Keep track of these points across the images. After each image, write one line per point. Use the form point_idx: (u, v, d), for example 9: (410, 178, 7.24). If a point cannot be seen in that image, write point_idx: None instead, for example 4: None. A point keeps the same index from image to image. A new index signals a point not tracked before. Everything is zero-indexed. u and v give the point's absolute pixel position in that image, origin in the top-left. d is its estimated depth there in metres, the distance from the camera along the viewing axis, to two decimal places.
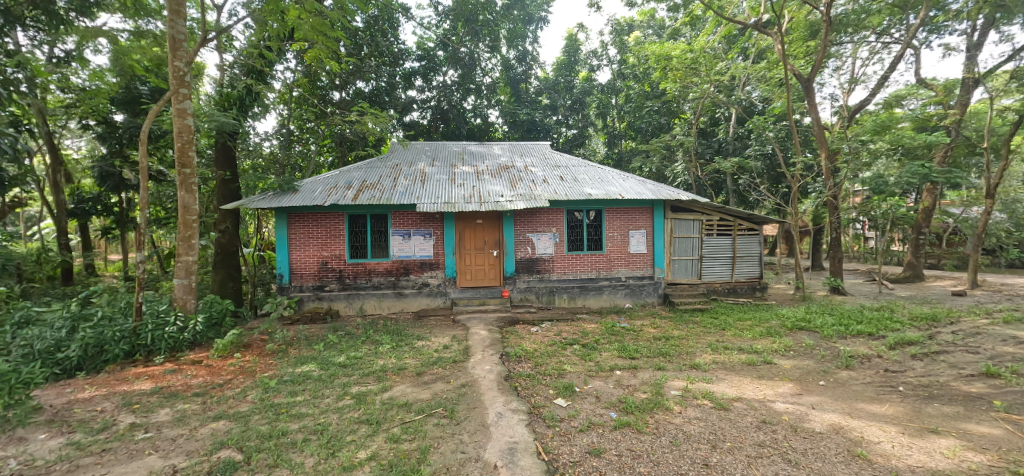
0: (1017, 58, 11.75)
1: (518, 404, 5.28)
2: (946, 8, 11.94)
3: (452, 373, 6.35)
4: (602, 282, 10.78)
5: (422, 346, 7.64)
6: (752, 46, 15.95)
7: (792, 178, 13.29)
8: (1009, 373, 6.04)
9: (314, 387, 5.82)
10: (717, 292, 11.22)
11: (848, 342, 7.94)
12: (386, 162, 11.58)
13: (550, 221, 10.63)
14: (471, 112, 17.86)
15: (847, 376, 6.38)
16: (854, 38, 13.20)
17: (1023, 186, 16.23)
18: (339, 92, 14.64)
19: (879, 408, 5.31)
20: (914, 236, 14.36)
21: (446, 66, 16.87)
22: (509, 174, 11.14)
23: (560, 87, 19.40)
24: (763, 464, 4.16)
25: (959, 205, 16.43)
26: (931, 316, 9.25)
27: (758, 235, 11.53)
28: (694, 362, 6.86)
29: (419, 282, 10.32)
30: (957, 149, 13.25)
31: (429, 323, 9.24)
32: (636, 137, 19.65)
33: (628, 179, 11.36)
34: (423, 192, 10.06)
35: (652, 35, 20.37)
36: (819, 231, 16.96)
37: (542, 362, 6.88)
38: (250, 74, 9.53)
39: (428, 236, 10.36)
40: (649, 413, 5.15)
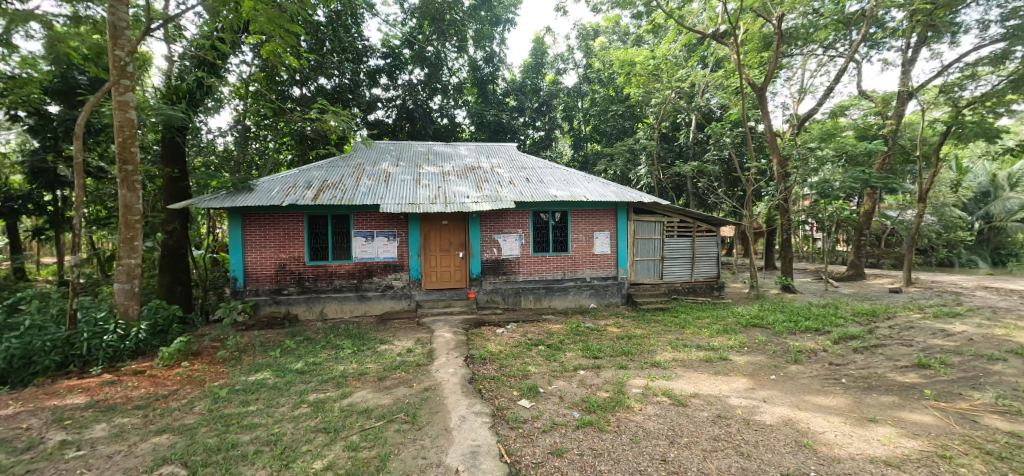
0: (945, 75, 12.79)
1: (482, 406, 5.26)
2: (884, 25, 12.82)
3: (416, 377, 6.26)
4: (567, 283, 10.91)
5: (385, 350, 7.49)
6: (711, 55, 16.59)
7: (747, 182, 13.90)
8: (938, 364, 6.56)
9: (269, 395, 5.59)
10: (677, 291, 11.61)
11: (797, 338, 8.39)
12: (348, 162, 11.29)
13: (516, 223, 10.67)
14: (438, 112, 17.70)
15: (796, 370, 6.73)
16: (803, 50, 14.00)
17: (950, 191, 17.71)
18: (299, 88, 14.22)
19: (823, 400, 5.64)
20: (857, 237, 15.35)
21: (411, 65, 16.64)
22: (475, 175, 11.10)
23: (527, 89, 19.51)
24: (718, 458, 4.32)
25: (896, 209, 17.69)
26: (872, 311, 9.91)
27: (716, 236, 12.00)
28: (655, 360, 7.06)
29: (383, 285, 10.12)
30: (894, 157, 14.29)
31: (393, 327, 9.08)
32: (602, 140, 20.07)
33: (592, 181, 11.55)
34: (387, 193, 9.86)
35: (616, 40, 20.90)
36: (772, 232, 17.85)
37: (507, 363, 6.90)
38: (202, 67, 9.06)
39: (393, 238, 10.17)
40: (610, 411, 5.26)
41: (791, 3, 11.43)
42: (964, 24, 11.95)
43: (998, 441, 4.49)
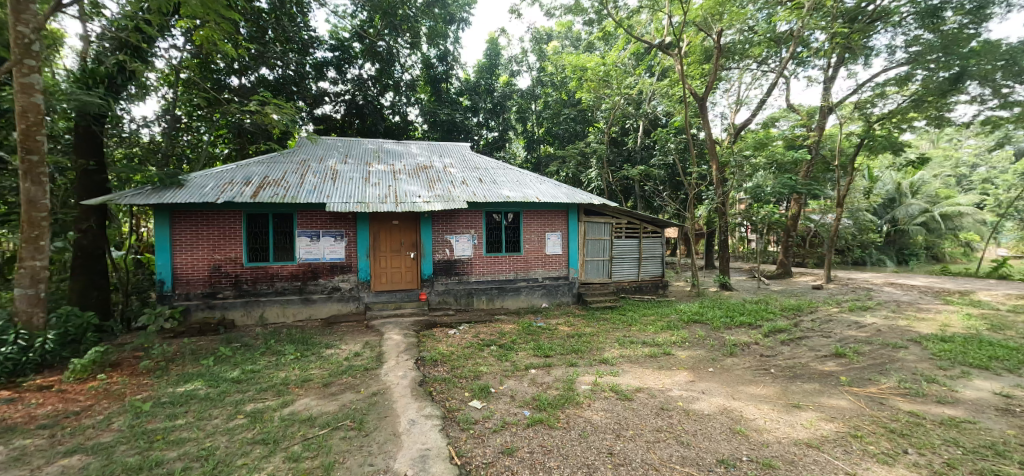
0: (859, 93, 14.19)
1: (433, 409, 5.20)
2: (809, 45, 13.97)
3: (363, 382, 6.08)
4: (519, 283, 11.00)
5: (331, 354, 7.21)
6: (657, 65, 17.36)
7: (689, 186, 14.64)
8: (851, 353, 7.26)
9: (200, 407, 5.21)
10: (624, 290, 12.05)
11: (732, 332, 8.98)
12: (292, 158, 10.75)
13: (468, 223, 10.62)
14: (389, 109, 17.29)
15: (731, 362, 7.19)
16: (740, 65, 15.04)
17: (862, 198, 19.92)
18: (237, 77, 13.38)
19: (756, 389, 6.07)
20: (785, 238, 16.66)
21: (362, 60, 16.13)
22: (427, 175, 10.92)
23: (481, 90, 19.37)
24: (660, 448, 4.53)
25: (818, 213, 19.41)
26: (798, 306, 10.80)
27: (661, 237, 12.56)
28: (604, 357, 7.29)
29: (329, 286, 9.72)
30: (816, 165, 15.68)
31: (340, 330, 8.76)
32: (554, 142, 20.46)
33: (544, 183, 11.73)
34: (334, 191, 9.49)
35: (568, 46, 21.39)
36: (711, 234, 18.97)
37: (458, 365, 6.85)
38: (124, 50, 8.28)
39: (340, 238, 9.80)
40: (561, 408, 5.37)
41: (729, 21, 12.16)
42: (875, 48, 13.29)
43: (900, 420, 5.03)
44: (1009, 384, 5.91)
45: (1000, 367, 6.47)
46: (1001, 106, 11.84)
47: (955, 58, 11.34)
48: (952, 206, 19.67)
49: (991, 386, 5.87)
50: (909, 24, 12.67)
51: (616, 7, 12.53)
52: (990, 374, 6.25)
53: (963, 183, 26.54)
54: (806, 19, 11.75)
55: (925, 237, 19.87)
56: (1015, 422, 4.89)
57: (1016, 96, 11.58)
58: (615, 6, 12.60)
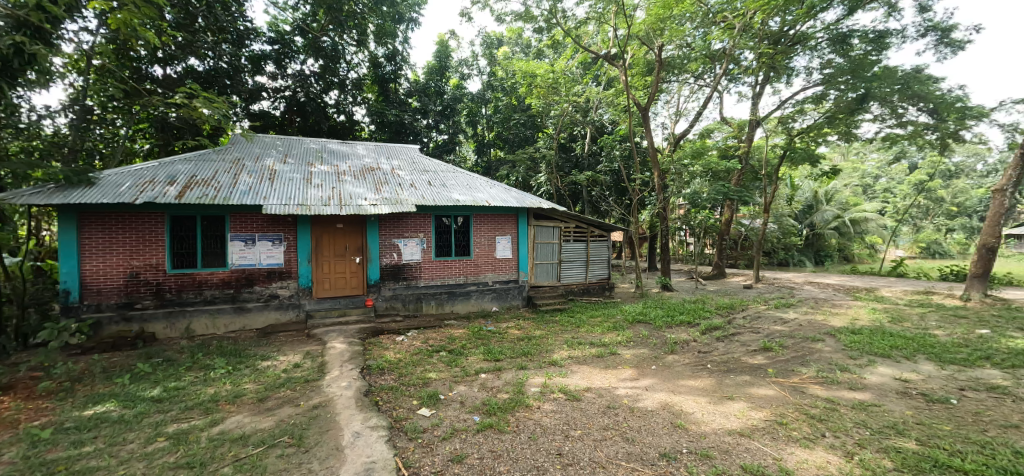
0: (782, 109, 15.54)
1: (379, 420, 5.04)
2: (740, 63, 15.04)
3: (303, 395, 5.76)
4: (469, 287, 10.93)
5: (267, 367, 6.78)
6: (603, 75, 17.99)
7: (634, 191, 15.25)
8: (777, 347, 7.87)
9: (112, 431, 4.70)
10: (573, 292, 12.34)
11: (673, 330, 9.45)
12: (224, 156, 10.04)
13: (417, 227, 10.41)
14: (333, 107, 16.70)
15: (672, 359, 7.56)
16: (678, 78, 16.28)
17: (784, 204, 21.92)
18: (162, 67, 12.35)
19: (694, 384, 6.42)
20: (719, 241, 17.79)
21: (304, 55, 15.38)
22: (373, 177, 10.59)
23: (430, 92, 19.00)
24: (606, 446, 4.65)
25: (749, 218, 20.93)
26: (731, 305, 11.57)
27: (607, 241, 12.99)
28: (553, 359, 7.40)
29: (265, 294, 9.14)
30: (746, 174, 16.96)
31: (278, 340, 8.25)
32: (504, 147, 20.62)
33: (494, 186, 11.75)
34: (272, 192, 8.95)
35: (519, 52, 21.68)
36: (654, 237, 19.89)
37: (406, 372, 6.68)
38: (22, 30, 7.32)
39: (278, 242, 9.25)
40: (510, 412, 5.37)
41: (669, 37, 12.88)
42: (796, 68, 14.59)
43: (818, 406, 5.51)
44: (906, 370, 6.67)
45: (899, 355, 7.28)
46: (898, 124, 13.38)
47: (861, 80, 12.67)
48: (859, 213, 21.99)
49: (892, 372, 6.59)
50: (823, 49, 14.04)
51: (565, 16, 12.81)
52: (891, 362, 7.01)
53: (868, 193, 29.73)
54: (737, 39, 12.66)
55: (838, 240, 21.99)
56: (911, 404, 5.50)
57: (909, 116, 13.14)
58: (564, 15, 12.90)
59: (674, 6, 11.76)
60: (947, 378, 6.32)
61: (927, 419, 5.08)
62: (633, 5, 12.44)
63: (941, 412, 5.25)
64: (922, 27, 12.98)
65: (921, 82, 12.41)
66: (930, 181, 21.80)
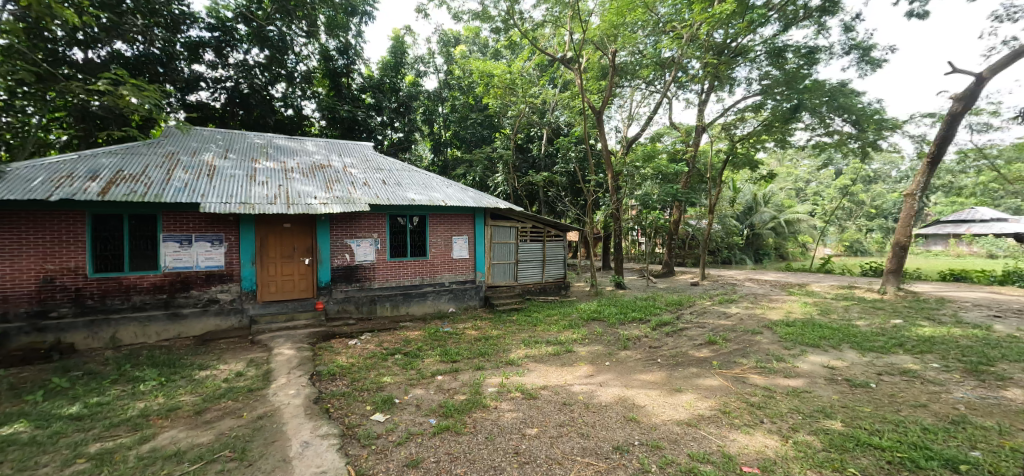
0: (724, 116, 16.48)
1: (329, 428, 4.86)
2: (687, 72, 15.75)
3: (246, 405, 5.44)
4: (425, 288, 10.75)
5: (206, 377, 6.35)
6: (559, 78, 18.28)
7: (589, 192, 15.60)
8: (721, 340, 8.33)
9: (20, 456, 4.22)
10: (529, 291, 12.45)
11: (626, 327, 9.77)
12: (155, 149, 9.30)
13: (371, 226, 10.12)
14: (280, 101, 15.99)
15: (625, 355, 7.81)
16: (631, 84, 16.87)
17: (727, 206, 23.26)
18: (83, 51, 11.27)
19: (646, 377, 6.67)
20: (669, 241, 18.60)
21: (248, 44, 14.52)
22: (323, 174, 10.17)
23: (385, 88, 18.49)
24: (562, 442, 4.73)
25: (695, 219, 22.02)
26: (679, 301, 12.12)
27: (563, 240, 13.21)
28: (510, 358, 7.43)
29: (203, 299, 8.56)
30: (693, 177, 17.83)
31: (217, 348, 7.74)
32: (461, 146, 20.49)
33: (451, 186, 11.62)
34: (210, 189, 8.37)
35: (476, 51, 21.63)
36: (608, 237, 20.48)
37: (359, 377, 6.47)
38: None
39: (218, 243, 8.67)
40: (467, 413, 5.34)
41: (622, 43, 13.27)
42: (737, 79, 15.51)
43: (757, 394, 5.88)
44: (833, 358, 7.26)
45: (827, 344, 7.92)
46: (826, 134, 14.54)
47: (794, 92, 13.63)
48: (793, 214, 23.71)
49: (821, 360, 7.16)
50: (761, 61, 15.00)
51: (522, 18, 12.89)
52: (820, 351, 7.62)
53: (801, 195, 32.12)
54: (685, 49, 13.25)
55: (775, 239, 23.62)
56: (838, 389, 6.00)
57: (835, 126, 14.30)
58: (521, 17, 12.97)
59: (627, 13, 12.09)
60: (867, 364, 6.95)
61: (850, 402, 5.55)
62: (588, 10, 12.68)
63: (862, 396, 5.76)
64: (846, 45, 14.16)
65: (845, 96, 13.47)
66: (853, 185, 23.85)
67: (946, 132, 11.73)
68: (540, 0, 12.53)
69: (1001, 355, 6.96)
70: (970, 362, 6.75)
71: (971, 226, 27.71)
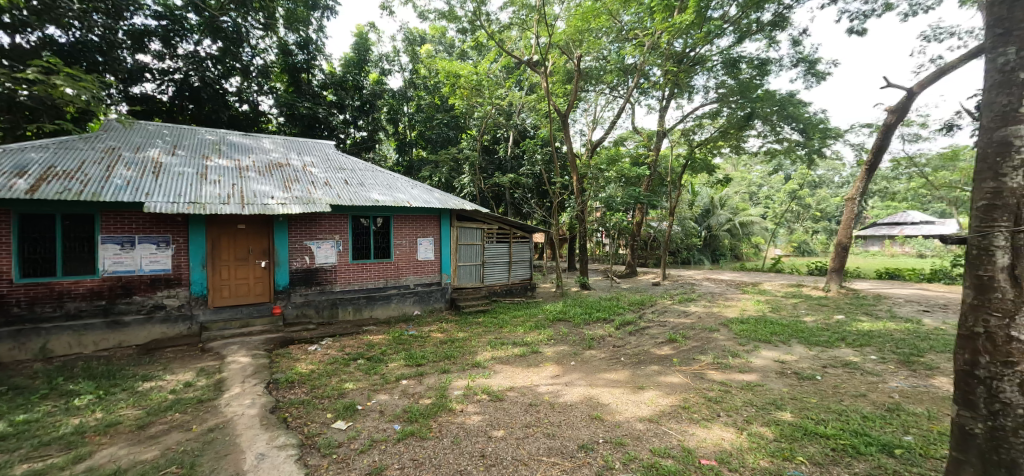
0: (684, 122, 17.11)
1: (287, 438, 4.67)
2: (649, 78, 16.24)
3: (195, 417, 5.14)
4: (389, 291, 10.52)
5: (151, 388, 5.96)
6: (526, 81, 18.42)
7: (555, 194, 15.78)
8: (681, 338, 8.63)
9: None
10: (496, 293, 12.44)
11: (590, 327, 9.94)
12: (93, 144, 8.65)
13: (332, 228, 9.81)
14: (235, 96, 15.30)
15: (590, 355, 7.94)
16: (596, 88, 17.23)
17: (686, 208, 24.13)
18: (10, 35, 10.31)
19: (611, 376, 6.80)
20: (632, 242, 19.09)
21: (199, 35, 13.81)
22: (281, 174, 9.77)
23: (348, 86, 17.99)
24: (528, 443, 4.74)
25: (657, 221, 22.72)
26: (642, 301, 12.46)
27: (529, 242, 13.29)
28: (476, 361, 7.40)
29: (148, 305, 8.02)
30: (655, 180, 18.40)
31: (163, 358, 7.27)
32: (427, 146, 20.27)
33: (416, 187, 11.45)
34: (156, 187, 7.87)
35: (442, 51, 21.46)
36: (573, 239, 20.81)
37: (320, 384, 6.25)
38: None
39: (165, 245, 8.16)
40: (432, 417, 5.27)
41: (586, 48, 13.51)
42: (695, 87, 16.16)
43: (714, 389, 6.13)
44: (783, 352, 7.68)
45: (777, 340, 8.37)
46: (776, 141, 15.35)
47: (748, 101, 14.33)
48: (747, 217, 24.89)
49: (772, 355, 7.55)
50: (717, 71, 15.69)
51: (489, 19, 12.90)
52: (771, 346, 8.03)
53: (754, 199, 33.80)
54: (646, 56, 13.65)
55: (731, 240, 24.70)
56: (788, 381, 6.34)
57: (785, 133, 15.12)
58: (488, 18, 12.96)
59: (591, 19, 12.29)
60: (814, 357, 7.37)
61: (799, 394, 5.88)
62: (554, 14, 12.85)
63: (809, 387, 6.12)
64: (794, 58, 15.02)
65: (793, 105, 14.23)
66: (801, 189, 25.32)
67: (882, 141, 12.66)
68: (507, 3, 12.62)
69: (929, 346, 7.57)
70: (903, 353, 7.30)
71: (903, 227, 30.01)
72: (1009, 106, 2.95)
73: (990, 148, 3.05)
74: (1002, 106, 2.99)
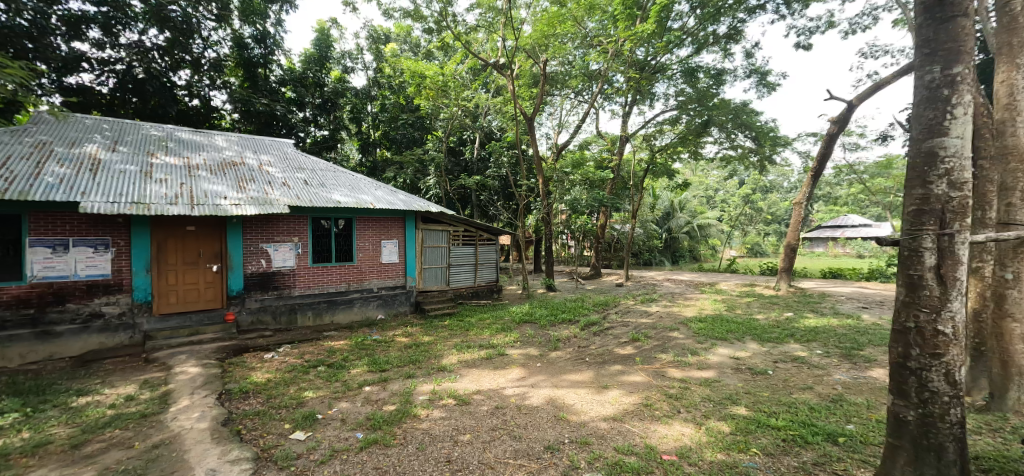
0: (646, 128, 17.63)
1: (241, 452, 4.45)
2: (613, 85, 16.64)
3: (138, 433, 4.80)
4: (352, 295, 10.22)
5: (87, 404, 5.52)
6: (492, 83, 18.44)
7: (521, 197, 15.85)
8: (643, 338, 8.87)
9: None
10: (462, 296, 12.33)
11: (556, 328, 10.05)
12: (21, 137, 7.96)
13: (290, 230, 9.43)
14: (184, 89, 14.51)
15: (556, 356, 8.02)
16: (562, 92, 17.49)
17: (648, 211, 24.87)
18: None
19: (576, 377, 6.90)
20: (596, 244, 19.47)
21: (144, 24, 12.94)
22: (235, 173, 9.31)
23: (308, 82, 17.41)
24: (495, 446, 4.73)
25: (620, 224, 23.27)
26: (606, 302, 12.72)
27: (495, 244, 13.29)
28: (442, 364, 7.31)
29: (84, 313, 7.42)
30: (618, 184, 18.85)
31: (102, 370, 6.75)
32: (392, 147, 19.91)
33: (380, 188, 11.22)
34: (93, 186, 7.29)
35: (407, 51, 21.11)
36: (538, 241, 20.98)
37: (277, 393, 6.00)
38: None
39: (103, 248, 7.58)
40: (397, 424, 5.16)
41: (552, 53, 13.65)
42: (657, 94, 16.72)
43: (675, 386, 6.34)
44: (738, 349, 8.04)
45: (733, 337, 8.76)
46: (731, 147, 16.07)
47: (705, 108, 14.97)
48: (704, 220, 25.92)
49: (728, 352, 7.88)
50: (677, 79, 16.28)
51: (455, 21, 12.81)
52: (727, 343, 8.39)
53: (710, 203, 35.25)
54: (610, 62, 13.94)
55: (689, 242, 25.65)
56: (742, 377, 6.64)
57: (739, 141, 15.87)
58: (454, 19, 12.86)
59: (557, 25, 12.42)
60: (765, 353, 7.76)
61: (752, 388, 6.17)
62: (521, 18, 12.95)
63: (762, 382, 6.44)
64: (747, 69, 15.80)
65: (747, 114, 14.94)
66: (753, 194, 26.68)
67: (825, 149, 13.51)
68: (474, 4, 12.58)
69: (868, 341, 8.13)
70: (845, 347, 7.80)
71: (844, 230, 32.16)
72: (935, 119, 3.21)
73: (919, 158, 3.30)
74: (928, 120, 3.25)
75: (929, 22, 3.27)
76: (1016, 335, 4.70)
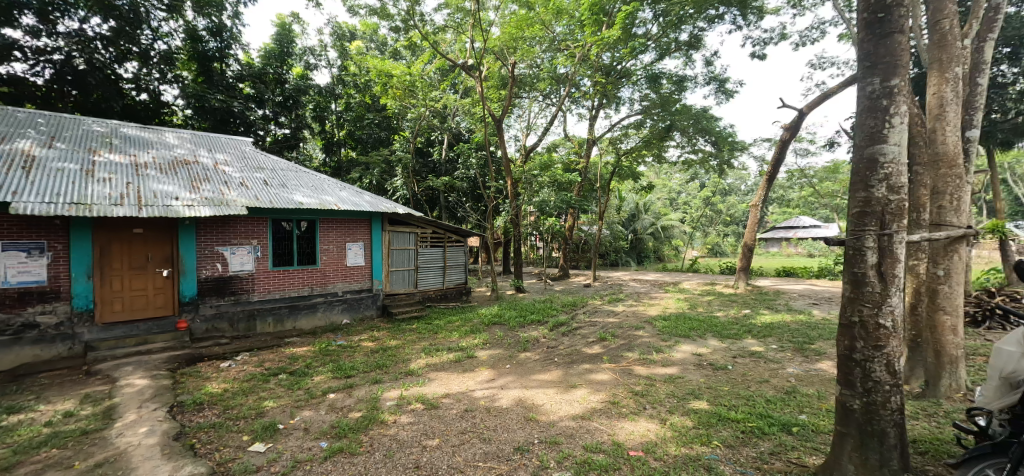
0: (612, 131, 18.04)
1: (195, 467, 4.23)
2: (580, 88, 16.93)
3: (79, 452, 4.46)
4: (315, 299, 9.89)
5: (19, 422, 5.08)
6: (460, 84, 18.35)
7: (490, 198, 15.85)
8: (611, 337, 9.04)
9: None
10: (430, 298, 12.18)
11: (525, 329, 10.09)
12: None
13: (249, 233, 9.04)
14: (130, 83, 13.69)
15: (525, 357, 8.04)
16: (530, 95, 17.62)
17: (615, 213, 25.45)
18: None
19: (545, 377, 6.95)
20: (564, 245, 19.73)
21: (86, 12, 12.08)
22: (188, 172, 8.83)
23: (268, 79, 16.76)
24: (464, 449, 4.69)
25: (588, 225, 23.64)
26: (574, 302, 12.89)
27: (464, 246, 13.21)
28: (410, 369, 7.19)
29: (15, 324, 6.84)
30: (585, 185, 19.18)
31: (37, 385, 6.24)
32: (357, 147, 19.47)
33: (345, 189, 10.95)
34: (26, 185, 6.74)
35: (373, 49, 20.72)
36: (507, 243, 21.03)
37: (235, 403, 5.73)
38: None
39: (39, 253, 7.02)
40: (363, 431, 5.03)
41: (521, 57, 13.73)
42: (622, 98, 17.14)
43: (641, 383, 6.50)
44: (700, 346, 8.34)
45: (695, 334, 9.07)
46: (692, 151, 16.66)
47: (668, 114, 15.45)
48: (668, 221, 26.74)
49: (691, 348, 8.17)
50: (641, 85, 16.76)
51: (423, 20, 12.62)
52: (690, 340, 8.69)
53: (674, 205, 36.44)
54: (578, 66, 14.16)
55: (654, 242, 26.40)
56: (704, 372, 6.88)
57: (700, 145, 16.49)
58: (422, 19, 12.66)
59: (524, 28, 12.56)
60: (725, 349, 8.08)
61: (714, 383, 6.41)
62: (489, 20, 12.99)
63: (722, 376, 6.69)
64: (707, 76, 16.42)
65: (706, 119, 15.48)
66: (713, 196, 27.81)
67: (779, 155, 14.22)
68: (441, 4, 12.49)
69: (818, 335, 8.62)
70: (797, 342, 8.23)
71: (796, 230, 33.81)
72: (875, 128, 3.44)
73: (862, 164, 3.53)
74: (870, 128, 3.48)
75: (870, 37, 3.48)
76: (947, 327, 5.11)
